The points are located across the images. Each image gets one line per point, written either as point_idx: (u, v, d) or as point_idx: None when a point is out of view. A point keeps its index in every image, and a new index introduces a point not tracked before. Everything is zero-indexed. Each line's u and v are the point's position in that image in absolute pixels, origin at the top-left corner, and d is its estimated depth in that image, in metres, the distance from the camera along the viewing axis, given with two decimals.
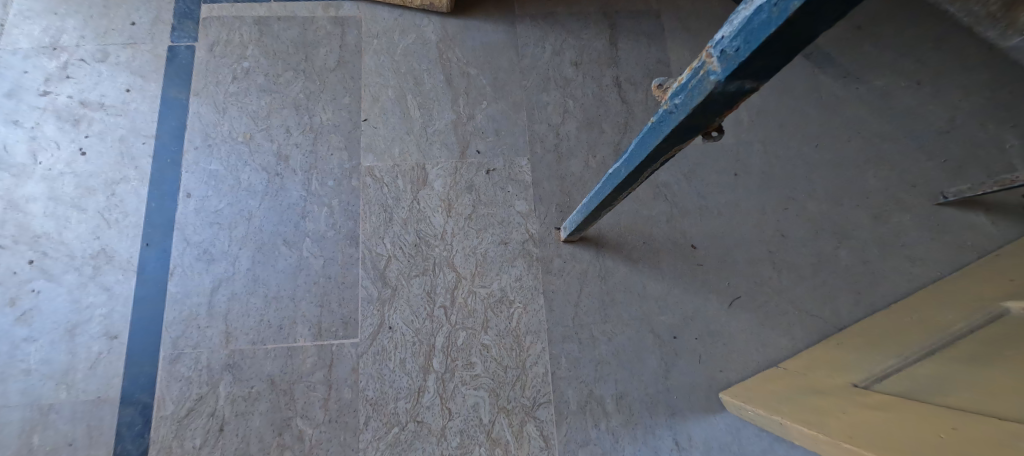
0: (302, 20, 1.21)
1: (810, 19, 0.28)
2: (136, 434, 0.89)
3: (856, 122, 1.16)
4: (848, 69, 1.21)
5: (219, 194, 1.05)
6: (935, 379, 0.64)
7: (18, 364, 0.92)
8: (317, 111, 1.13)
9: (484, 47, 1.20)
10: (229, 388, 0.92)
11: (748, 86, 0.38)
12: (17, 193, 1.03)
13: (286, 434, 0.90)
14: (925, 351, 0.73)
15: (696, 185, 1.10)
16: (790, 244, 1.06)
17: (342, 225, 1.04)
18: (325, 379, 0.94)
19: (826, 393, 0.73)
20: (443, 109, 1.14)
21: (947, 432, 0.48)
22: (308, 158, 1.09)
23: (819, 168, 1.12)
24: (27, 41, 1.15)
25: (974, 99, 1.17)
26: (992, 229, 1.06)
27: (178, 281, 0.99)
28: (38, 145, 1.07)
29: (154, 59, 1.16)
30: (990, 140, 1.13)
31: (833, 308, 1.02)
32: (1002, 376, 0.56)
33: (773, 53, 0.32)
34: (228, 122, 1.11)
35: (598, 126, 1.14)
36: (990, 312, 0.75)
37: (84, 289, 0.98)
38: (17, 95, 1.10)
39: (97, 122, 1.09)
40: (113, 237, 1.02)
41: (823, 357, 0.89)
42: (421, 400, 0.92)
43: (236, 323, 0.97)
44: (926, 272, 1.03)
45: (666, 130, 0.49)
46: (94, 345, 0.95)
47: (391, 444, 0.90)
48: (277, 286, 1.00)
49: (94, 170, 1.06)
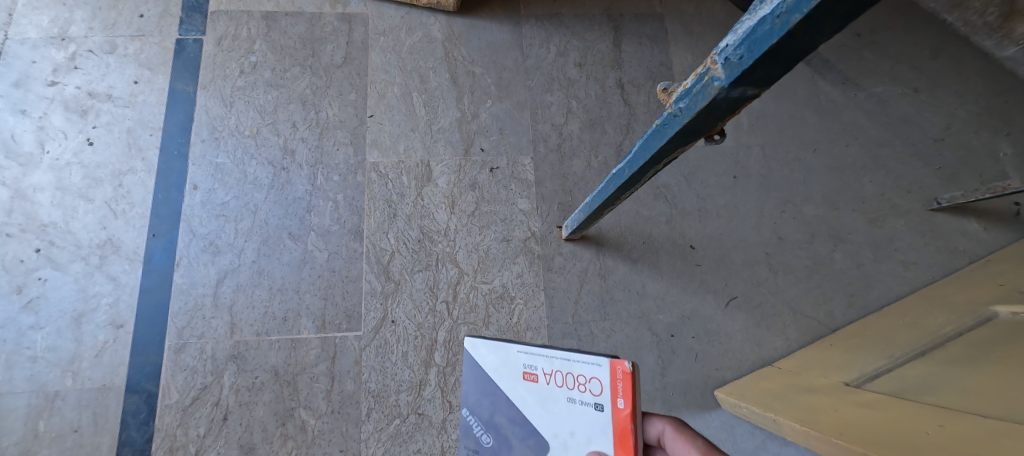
0: (309, 15, 1.22)
1: (810, 31, 0.30)
2: (141, 422, 0.91)
3: (854, 128, 1.18)
4: (848, 75, 1.23)
5: (225, 187, 1.07)
6: (924, 380, 0.66)
7: (25, 352, 0.93)
8: (323, 107, 1.14)
9: (490, 47, 1.22)
10: (233, 378, 0.94)
11: (750, 92, 0.40)
12: (24, 182, 1.04)
13: (288, 424, 0.92)
14: (915, 352, 0.75)
15: (695, 187, 1.12)
16: (788, 247, 1.08)
17: (346, 220, 1.06)
18: (328, 371, 0.95)
19: (818, 392, 0.75)
20: (447, 108, 1.16)
21: (933, 429, 0.50)
22: (314, 153, 1.10)
23: (817, 173, 1.14)
24: (35, 31, 1.15)
25: (969, 108, 1.19)
26: (983, 234, 1.08)
27: (184, 272, 1.01)
28: (46, 135, 1.08)
29: (162, 52, 1.16)
30: (984, 149, 1.15)
31: (828, 310, 1.04)
32: (991, 380, 0.58)
33: (775, 62, 0.34)
34: (235, 115, 1.12)
35: (601, 127, 1.16)
36: (980, 316, 0.78)
37: (90, 279, 0.99)
38: (24, 85, 1.11)
39: (105, 113, 1.10)
40: (120, 227, 1.03)
41: (816, 356, 0.92)
42: (422, 393, 0.94)
43: (240, 314, 0.98)
44: (918, 276, 1.06)
45: (669, 133, 0.51)
46: (100, 333, 0.96)
47: (392, 436, 0.92)
48: (282, 278, 1.01)
49: (102, 161, 1.07)
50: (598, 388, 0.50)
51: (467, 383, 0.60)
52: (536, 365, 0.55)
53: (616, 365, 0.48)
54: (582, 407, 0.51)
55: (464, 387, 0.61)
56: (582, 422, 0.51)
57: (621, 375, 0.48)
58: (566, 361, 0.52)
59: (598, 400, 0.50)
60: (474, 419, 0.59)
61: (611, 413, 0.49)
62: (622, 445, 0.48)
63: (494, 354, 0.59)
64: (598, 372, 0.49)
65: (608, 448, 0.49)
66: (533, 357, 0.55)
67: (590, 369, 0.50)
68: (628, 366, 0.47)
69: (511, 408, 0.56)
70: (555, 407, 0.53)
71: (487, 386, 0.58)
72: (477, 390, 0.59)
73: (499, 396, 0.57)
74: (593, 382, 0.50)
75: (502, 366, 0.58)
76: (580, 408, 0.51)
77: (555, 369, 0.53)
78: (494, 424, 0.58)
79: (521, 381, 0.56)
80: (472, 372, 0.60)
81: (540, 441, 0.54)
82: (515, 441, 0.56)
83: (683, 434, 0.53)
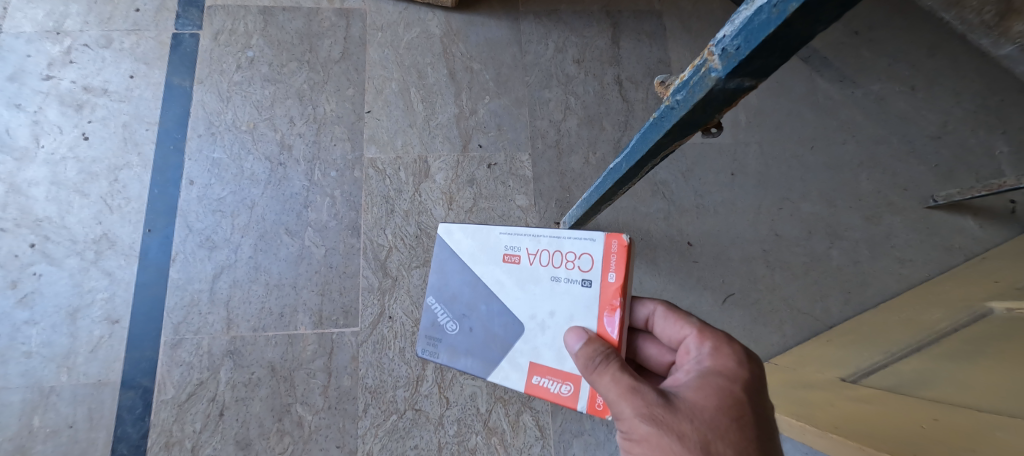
0: (307, 10, 1.21)
1: (808, 19, 0.30)
2: (136, 418, 0.91)
3: (851, 126, 1.18)
4: (845, 73, 1.23)
5: (222, 182, 1.06)
6: (920, 376, 0.66)
7: (19, 347, 0.93)
8: (321, 102, 1.13)
9: (488, 43, 1.21)
10: (229, 374, 0.94)
11: (747, 83, 0.40)
12: (19, 177, 1.03)
13: (285, 420, 0.91)
14: (911, 348, 0.75)
15: (693, 183, 1.12)
16: (785, 243, 1.09)
17: (344, 216, 1.05)
18: (325, 367, 0.95)
19: (814, 387, 0.75)
20: (445, 104, 1.15)
21: (928, 423, 0.51)
22: (311, 148, 1.10)
23: (814, 170, 1.15)
24: (30, 25, 1.14)
25: (966, 106, 1.19)
26: (979, 232, 1.09)
27: (181, 267, 1.00)
28: (41, 129, 1.07)
29: (158, 46, 1.16)
30: (980, 147, 1.15)
31: (824, 307, 1.04)
32: (987, 374, 0.58)
33: (773, 52, 0.34)
34: (232, 111, 1.11)
35: (599, 124, 1.16)
36: (975, 312, 0.78)
37: (86, 274, 0.98)
38: (19, 79, 1.10)
39: (100, 108, 1.10)
40: (116, 222, 1.02)
41: (813, 352, 0.92)
42: (419, 389, 0.94)
43: (237, 310, 0.98)
44: (914, 273, 1.06)
45: (666, 126, 0.51)
46: (96, 328, 0.96)
47: (389, 431, 0.91)
48: (279, 274, 1.01)
49: (98, 155, 1.06)
50: (588, 264, 0.56)
51: (449, 271, 0.67)
52: (522, 247, 0.62)
53: (610, 241, 0.55)
54: (569, 283, 0.57)
55: (445, 276, 0.67)
56: (566, 297, 0.57)
57: (614, 250, 0.55)
58: (556, 240, 0.59)
59: (586, 276, 0.56)
60: (441, 307, 0.67)
61: (598, 287, 0.55)
62: (605, 318, 0.54)
63: (474, 241, 0.66)
64: (591, 248, 0.56)
65: (590, 323, 0.55)
66: (519, 240, 0.62)
67: (583, 246, 0.57)
68: (622, 240, 0.54)
69: (486, 292, 0.63)
70: (539, 286, 0.59)
71: (464, 272, 0.66)
72: (453, 277, 0.66)
73: (483, 279, 0.63)
74: (583, 259, 0.57)
75: (490, 252, 0.64)
76: (566, 283, 0.57)
77: (544, 249, 0.60)
78: (463, 311, 0.65)
79: (503, 263, 0.63)
80: (460, 259, 0.66)
81: (515, 321, 0.60)
82: (492, 322, 0.62)
83: (675, 313, 0.58)
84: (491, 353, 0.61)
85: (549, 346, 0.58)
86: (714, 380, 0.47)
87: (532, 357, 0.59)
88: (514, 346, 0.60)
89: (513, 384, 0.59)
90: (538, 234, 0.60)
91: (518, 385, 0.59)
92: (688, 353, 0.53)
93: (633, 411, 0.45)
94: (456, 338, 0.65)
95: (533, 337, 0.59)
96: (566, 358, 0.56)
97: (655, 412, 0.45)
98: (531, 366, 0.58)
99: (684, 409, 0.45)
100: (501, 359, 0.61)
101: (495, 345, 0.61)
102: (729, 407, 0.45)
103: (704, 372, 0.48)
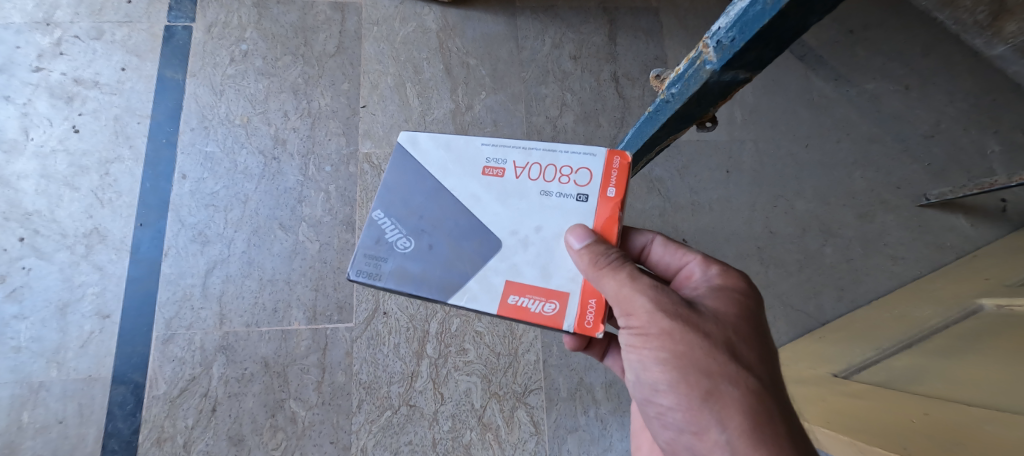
0: (302, 4, 1.20)
1: (801, 9, 0.31)
2: (127, 413, 0.90)
3: (845, 124, 1.19)
4: (839, 72, 1.24)
5: (215, 176, 1.05)
6: (912, 371, 0.67)
7: (8, 341, 0.92)
8: (316, 96, 1.12)
9: (484, 38, 1.21)
10: (222, 369, 0.93)
11: (741, 76, 0.40)
12: (7, 169, 1.02)
13: (278, 416, 0.91)
14: (902, 343, 0.76)
15: (688, 180, 1.12)
16: (779, 240, 1.09)
17: (338, 211, 1.05)
18: (319, 363, 0.95)
19: (807, 383, 0.75)
20: (441, 99, 1.15)
21: (920, 417, 0.51)
22: (305, 143, 1.09)
23: (808, 167, 1.15)
24: (19, 16, 1.13)
25: (958, 106, 1.20)
26: (970, 230, 1.10)
27: (173, 261, 0.99)
28: (30, 121, 1.05)
29: (151, 39, 1.14)
30: (972, 146, 1.16)
31: (818, 304, 1.05)
32: (980, 370, 0.59)
33: (767, 42, 0.35)
34: (225, 104, 1.10)
35: (595, 120, 1.16)
36: (966, 308, 0.78)
37: (76, 268, 0.97)
38: (8, 71, 1.08)
39: (91, 100, 1.08)
40: (107, 216, 1.01)
41: (806, 348, 0.92)
42: (414, 385, 0.94)
43: (229, 305, 0.97)
44: (906, 271, 1.07)
45: (661, 119, 0.51)
46: (86, 323, 0.94)
47: (383, 427, 0.91)
48: (273, 270, 1.00)
49: (88, 149, 1.05)
50: (585, 179, 0.52)
51: (409, 184, 0.56)
52: (507, 160, 0.54)
53: (612, 158, 0.52)
54: (561, 198, 0.52)
55: (402, 190, 0.56)
56: (557, 212, 0.51)
57: (616, 167, 0.52)
58: (550, 154, 0.54)
59: (582, 191, 0.52)
60: (392, 223, 0.55)
61: (595, 203, 0.51)
62: (607, 230, 0.50)
63: (446, 152, 0.56)
64: (590, 163, 0.53)
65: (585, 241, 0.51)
66: (504, 152, 0.55)
67: (581, 161, 0.53)
68: (626, 158, 0.52)
69: (455, 206, 0.54)
70: (524, 200, 0.52)
71: (429, 185, 0.55)
72: (413, 191, 0.56)
73: (452, 192, 0.54)
74: (579, 174, 0.53)
75: (462, 163, 0.55)
76: (557, 198, 0.52)
77: (535, 162, 0.54)
78: (422, 228, 0.54)
79: (481, 176, 0.54)
80: (424, 171, 0.56)
81: (490, 238, 0.52)
82: (458, 240, 0.53)
83: (672, 244, 0.59)
84: (455, 274, 0.52)
85: (530, 263, 0.51)
86: (728, 294, 0.49)
87: (508, 275, 0.50)
88: (486, 264, 0.51)
89: (483, 306, 0.50)
90: (529, 146, 0.54)
91: (489, 307, 0.50)
92: (692, 275, 0.54)
93: (656, 308, 0.46)
94: (409, 258, 0.53)
95: (512, 254, 0.51)
96: (551, 275, 0.50)
97: (679, 311, 0.46)
98: (507, 285, 0.50)
99: (706, 313, 0.46)
100: (467, 283, 0.51)
101: (462, 264, 0.52)
102: (744, 316, 0.47)
103: (717, 287, 0.50)
